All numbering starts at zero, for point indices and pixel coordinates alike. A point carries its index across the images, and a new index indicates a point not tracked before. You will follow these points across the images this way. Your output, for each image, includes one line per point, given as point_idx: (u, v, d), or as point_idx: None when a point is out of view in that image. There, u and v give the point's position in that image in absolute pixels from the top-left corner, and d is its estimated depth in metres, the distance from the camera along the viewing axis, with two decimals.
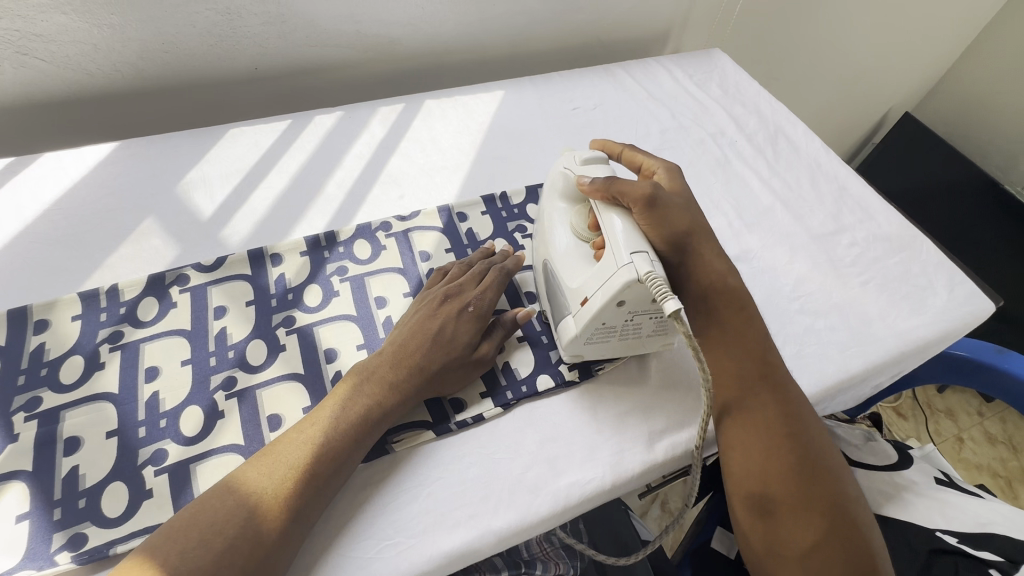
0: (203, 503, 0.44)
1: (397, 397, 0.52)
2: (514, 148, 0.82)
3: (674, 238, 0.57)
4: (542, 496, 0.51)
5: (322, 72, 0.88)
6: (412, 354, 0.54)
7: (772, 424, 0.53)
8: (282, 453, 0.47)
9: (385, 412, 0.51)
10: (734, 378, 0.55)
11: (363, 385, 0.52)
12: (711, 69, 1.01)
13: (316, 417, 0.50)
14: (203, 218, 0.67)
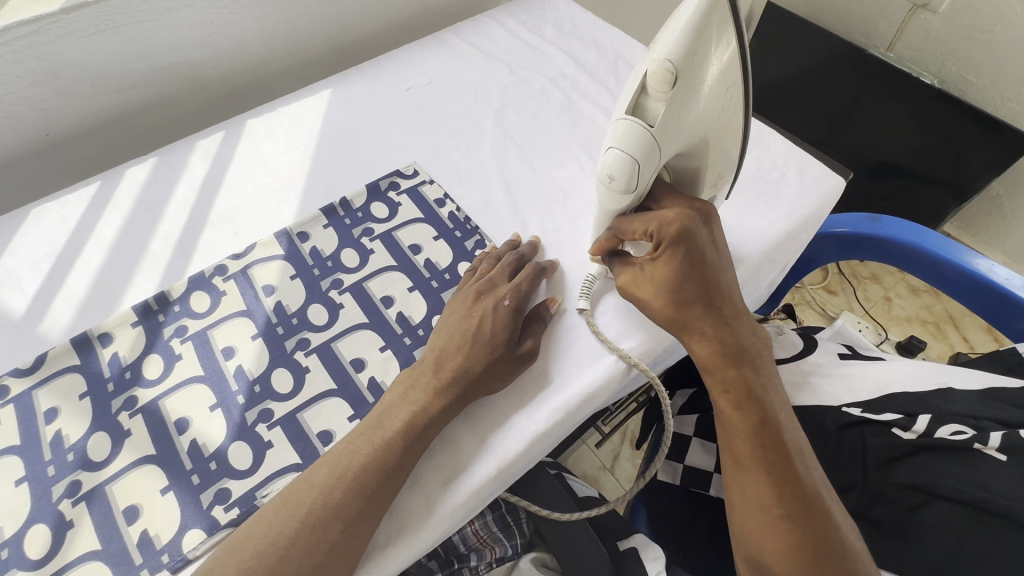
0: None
1: (404, 449, 0.49)
2: (351, 147, 0.77)
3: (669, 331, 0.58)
4: (433, 505, 0.50)
5: (128, 118, 0.81)
6: (406, 393, 0.52)
7: (760, 491, 0.51)
8: (274, 525, 0.45)
9: (388, 466, 0.48)
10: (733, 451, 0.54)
11: (358, 442, 0.50)
12: (545, 10, 0.97)
13: (295, 504, 0.46)
14: (16, 316, 0.61)
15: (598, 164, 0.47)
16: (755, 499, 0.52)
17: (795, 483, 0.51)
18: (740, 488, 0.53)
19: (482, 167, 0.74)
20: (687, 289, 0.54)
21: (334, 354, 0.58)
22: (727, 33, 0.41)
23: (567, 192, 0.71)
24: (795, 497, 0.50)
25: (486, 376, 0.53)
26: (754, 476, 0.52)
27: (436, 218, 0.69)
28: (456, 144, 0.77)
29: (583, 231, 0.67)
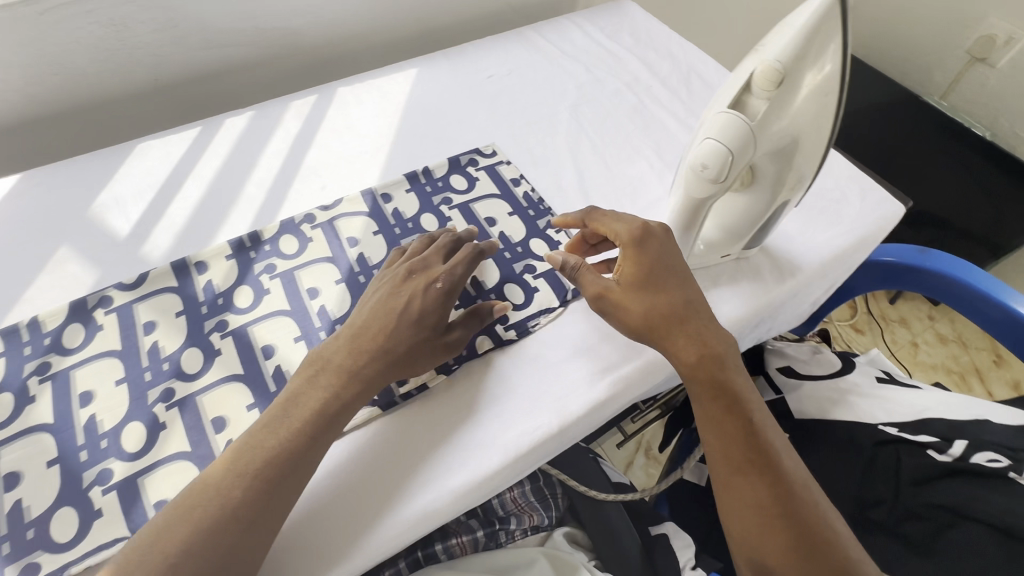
0: (173, 526, 0.43)
1: (340, 405, 0.50)
2: (433, 123, 0.82)
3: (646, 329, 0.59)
4: (494, 451, 0.52)
5: (228, 74, 0.86)
6: (334, 345, 0.53)
7: (756, 496, 0.50)
8: (240, 464, 0.46)
9: (329, 421, 0.49)
10: (727, 454, 0.52)
11: (305, 388, 0.50)
12: (623, 19, 1.01)
13: (255, 445, 0.47)
14: (120, 237, 0.66)
15: (690, 154, 0.51)
16: (751, 502, 0.50)
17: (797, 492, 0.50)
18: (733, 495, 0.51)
19: (556, 155, 0.78)
20: (649, 286, 0.55)
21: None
22: (824, 55, 0.46)
23: (635, 187, 0.75)
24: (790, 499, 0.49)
25: (650, 300, 0.54)
26: (749, 480, 0.50)
27: (511, 197, 0.73)
28: (532, 131, 0.81)
29: (650, 224, 0.71)
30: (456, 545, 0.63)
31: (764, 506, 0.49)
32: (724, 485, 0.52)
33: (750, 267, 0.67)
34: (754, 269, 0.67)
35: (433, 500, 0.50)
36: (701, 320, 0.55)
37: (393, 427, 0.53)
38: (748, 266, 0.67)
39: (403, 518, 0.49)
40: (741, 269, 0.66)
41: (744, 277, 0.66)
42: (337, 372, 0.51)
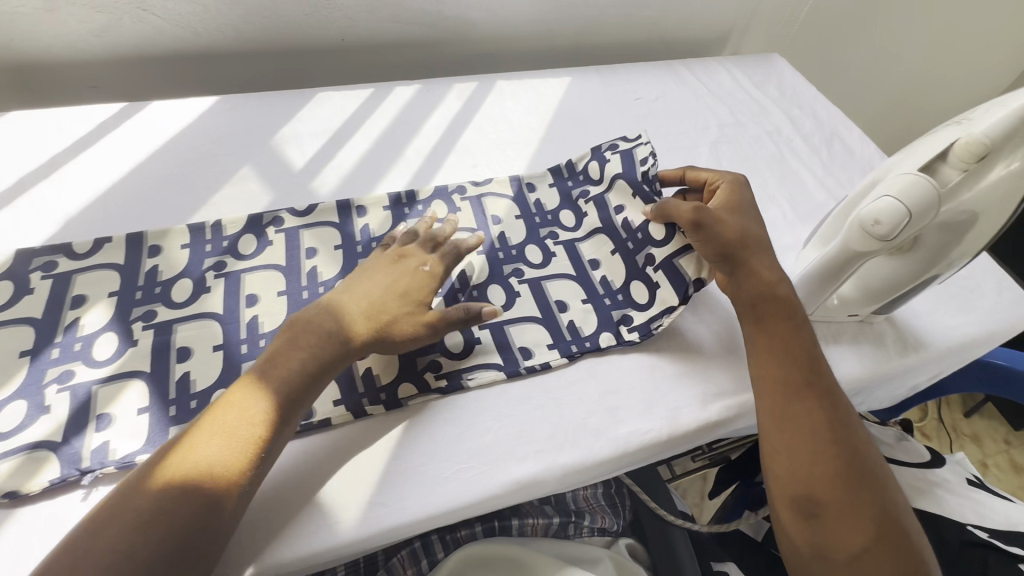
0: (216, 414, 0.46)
1: (332, 348, 0.51)
2: (580, 130, 0.86)
3: (718, 251, 0.61)
4: (604, 440, 0.54)
5: (401, 48, 0.94)
6: (403, 265, 0.58)
7: (816, 428, 0.53)
8: (264, 372, 0.49)
9: (322, 361, 0.50)
10: (784, 381, 0.55)
11: (372, 291, 0.55)
12: (770, 72, 1.04)
13: (284, 351, 0.50)
14: (295, 169, 0.73)
15: (862, 208, 0.53)
16: (810, 427, 0.53)
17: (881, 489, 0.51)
18: (793, 423, 0.53)
19: None
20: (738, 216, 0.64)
21: (542, 290, 0.65)
22: (1017, 150, 0.49)
23: (767, 231, 0.76)
24: (847, 434, 0.53)
25: (739, 224, 0.63)
26: (807, 409, 0.54)
27: None
28: (671, 158, 0.84)
29: None
30: (529, 526, 0.66)
31: (820, 438, 0.52)
32: (780, 413, 0.54)
33: (874, 335, 0.67)
34: (877, 337, 0.66)
35: (544, 473, 0.52)
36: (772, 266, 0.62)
37: (500, 386, 0.57)
38: (870, 333, 0.67)
39: (514, 482, 0.51)
40: (860, 334, 0.66)
41: (865, 343, 0.66)
42: (403, 289, 0.56)
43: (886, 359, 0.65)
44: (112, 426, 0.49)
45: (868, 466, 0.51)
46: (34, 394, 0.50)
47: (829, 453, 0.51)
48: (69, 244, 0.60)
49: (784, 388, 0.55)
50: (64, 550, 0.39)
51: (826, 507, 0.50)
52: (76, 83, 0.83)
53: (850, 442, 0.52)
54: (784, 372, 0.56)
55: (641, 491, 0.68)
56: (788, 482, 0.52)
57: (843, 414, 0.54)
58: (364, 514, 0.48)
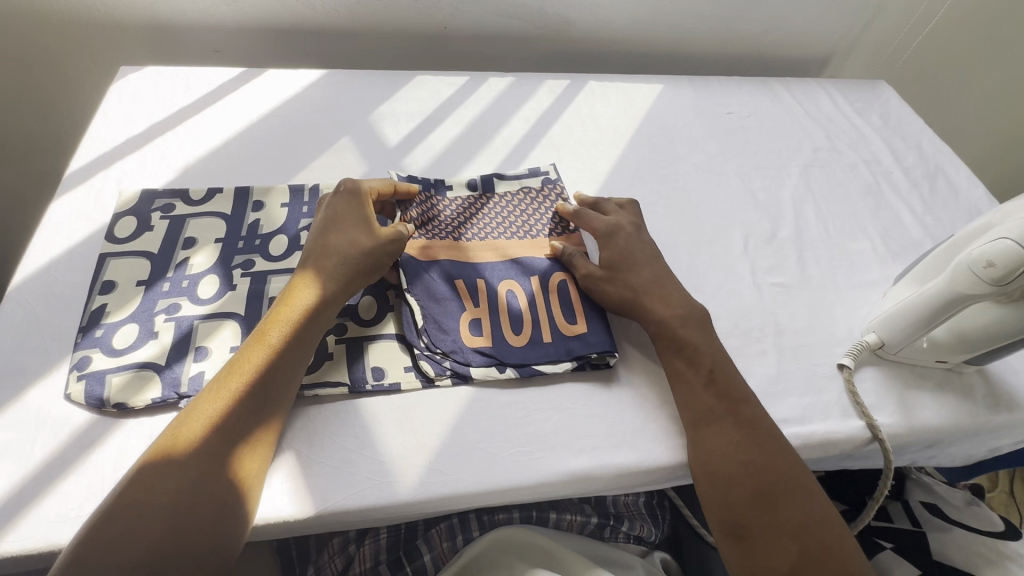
0: (235, 363, 0.49)
1: (330, 286, 0.55)
2: (667, 138, 0.85)
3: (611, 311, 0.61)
4: (661, 446, 0.54)
5: (498, 40, 0.96)
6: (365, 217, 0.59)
7: (731, 448, 0.51)
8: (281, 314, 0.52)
9: (323, 295, 0.54)
10: (697, 404, 0.54)
11: (351, 245, 0.57)
12: (874, 100, 0.99)
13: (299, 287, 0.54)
14: (388, 145, 0.76)
15: (972, 251, 0.51)
16: (726, 443, 0.51)
17: (808, 504, 0.48)
18: (710, 441, 0.52)
19: (778, 206, 0.79)
20: (627, 268, 0.62)
21: (574, 293, 0.62)
22: None
23: (853, 263, 0.73)
24: (760, 449, 0.51)
25: (632, 281, 0.61)
26: (722, 429, 0.52)
27: (726, 230, 0.74)
28: (758, 176, 0.82)
29: (862, 303, 0.69)
30: (567, 521, 0.63)
31: (732, 454, 0.50)
32: (700, 430, 0.53)
33: (962, 385, 0.62)
34: (966, 390, 0.62)
35: (599, 471, 0.52)
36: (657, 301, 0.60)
37: (564, 378, 0.57)
38: (959, 383, 0.63)
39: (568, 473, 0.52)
40: (947, 383, 0.62)
41: (951, 393, 0.62)
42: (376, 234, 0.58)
43: (972, 413, 0.60)
44: (208, 358, 0.53)
45: (782, 484, 0.49)
46: (145, 319, 0.55)
47: (745, 473, 0.49)
48: (186, 191, 0.66)
49: (699, 408, 0.54)
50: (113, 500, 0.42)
51: (752, 531, 0.48)
52: (204, 47, 0.90)
53: (767, 457, 0.50)
54: (700, 392, 0.54)
55: (686, 508, 0.66)
56: (715, 504, 0.50)
57: (757, 429, 0.52)
58: (422, 478, 0.50)
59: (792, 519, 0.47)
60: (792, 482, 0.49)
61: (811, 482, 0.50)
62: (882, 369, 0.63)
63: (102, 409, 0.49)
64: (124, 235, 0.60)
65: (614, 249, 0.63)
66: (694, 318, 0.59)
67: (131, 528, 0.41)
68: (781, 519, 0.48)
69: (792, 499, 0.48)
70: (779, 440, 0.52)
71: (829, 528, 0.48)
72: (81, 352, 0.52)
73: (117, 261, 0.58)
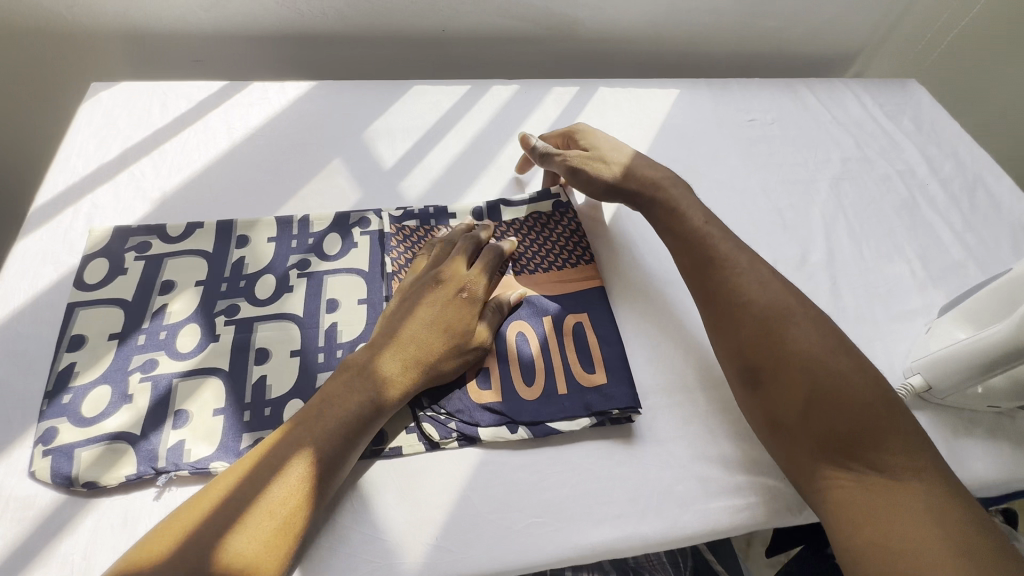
0: (264, 450, 0.44)
1: (391, 391, 0.48)
2: (685, 151, 0.79)
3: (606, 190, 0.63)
4: (690, 513, 0.49)
5: (501, 42, 0.89)
6: (442, 291, 0.53)
7: (752, 342, 0.51)
8: (324, 406, 0.47)
9: (379, 402, 0.48)
10: (695, 277, 0.57)
11: (421, 325, 0.51)
12: (905, 101, 0.92)
13: (348, 387, 0.48)
14: (384, 167, 0.70)
15: None
16: (746, 333, 0.52)
17: (854, 384, 0.47)
18: (729, 335, 0.53)
19: (807, 225, 0.73)
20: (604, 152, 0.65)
21: (590, 335, 0.57)
22: None
23: (891, 290, 0.67)
24: (787, 338, 0.50)
25: (616, 159, 0.64)
26: (741, 327, 0.52)
27: None
28: (784, 191, 0.76)
29: (903, 337, 0.63)
30: None
31: (761, 350, 0.51)
32: (717, 320, 0.54)
33: (1016, 431, 0.57)
34: (1021, 436, 0.57)
35: (623, 542, 0.47)
36: (645, 171, 0.63)
37: (582, 435, 0.52)
38: (1012, 428, 0.57)
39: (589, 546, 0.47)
40: (998, 428, 0.57)
41: (1004, 440, 0.56)
42: (450, 322, 0.52)
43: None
44: (189, 424, 0.48)
45: (783, 324, 0.51)
46: (118, 380, 0.49)
47: (787, 377, 0.49)
48: (163, 225, 0.60)
49: (710, 300, 0.55)
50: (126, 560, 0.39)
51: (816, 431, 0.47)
52: (183, 56, 0.84)
53: (797, 349, 0.49)
54: (708, 282, 0.56)
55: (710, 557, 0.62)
56: (772, 414, 0.49)
57: (770, 310, 0.52)
58: (428, 558, 0.45)
59: (798, 352, 0.49)
60: (828, 367, 0.48)
61: (821, 322, 0.51)
62: (928, 414, 0.57)
63: (71, 488, 0.44)
64: (94, 280, 0.55)
65: (588, 137, 0.66)
66: (677, 190, 0.62)
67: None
68: (788, 354, 0.49)
69: (796, 333, 0.50)
70: (798, 316, 0.51)
71: (840, 362, 0.48)
72: (47, 422, 0.47)
73: (87, 311, 0.53)
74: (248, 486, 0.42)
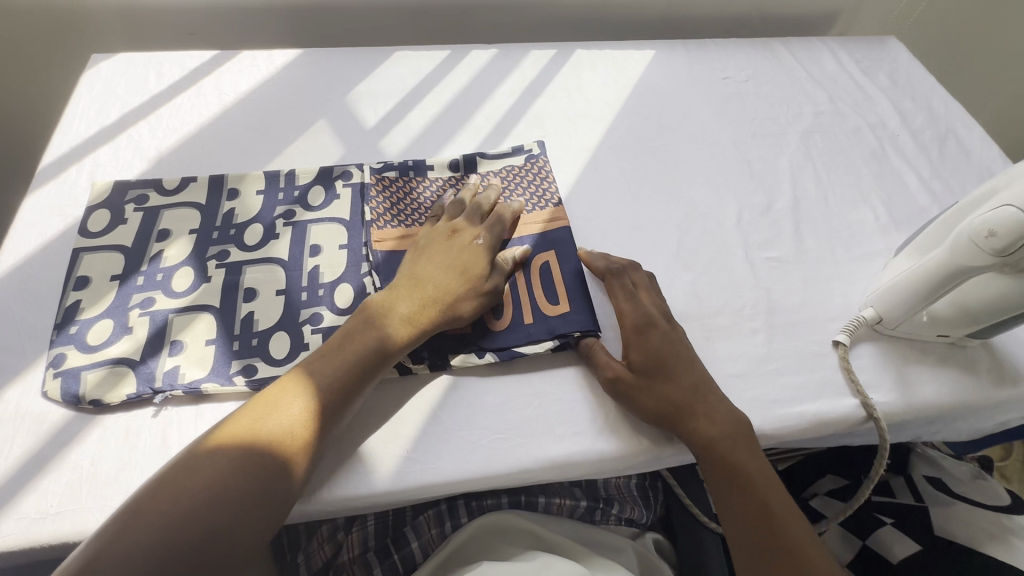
0: (293, 374, 0.48)
1: (409, 328, 0.52)
2: (658, 108, 0.81)
3: (654, 400, 0.51)
4: (644, 431, 0.53)
5: (481, 10, 0.92)
6: (458, 241, 0.57)
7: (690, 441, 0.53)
8: (347, 339, 0.50)
9: (396, 337, 0.51)
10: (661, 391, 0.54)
11: (438, 270, 0.55)
12: (882, 57, 0.93)
13: (371, 322, 0.51)
14: (366, 127, 0.74)
15: (976, 219, 0.49)
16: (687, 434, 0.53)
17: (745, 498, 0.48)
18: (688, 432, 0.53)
19: (775, 176, 0.75)
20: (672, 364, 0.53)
21: (557, 273, 0.60)
22: None
23: (853, 233, 0.70)
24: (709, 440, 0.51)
25: (682, 386, 0.52)
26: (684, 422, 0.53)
27: (719, 203, 0.71)
28: (754, 144, 0.78)
29: (861, 276, 0.66)
30: (556, 505, 0.63)
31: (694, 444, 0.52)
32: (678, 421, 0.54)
33: (964, 360, 0.60)
34: (970, 365, 0.59)
35: (580, 454, 0.51)
36: (712, 404, 0.51)
37: (544, 364, 0.56)
38: (961, 358, 0.60)
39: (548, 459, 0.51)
40: (948, 357, 0.60)
41: (953, 369, 0.59)
42: (465, 267, 0.55)
43: (973, 389, 0.58)
44: (183, 352, 0.53)
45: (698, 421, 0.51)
46: (119, 314, 0.54)
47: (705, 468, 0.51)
48: (159, 180, 0.64)
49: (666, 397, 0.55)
50: (159, 476, 0.41)
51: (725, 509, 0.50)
52: (178, 30, 0.88)
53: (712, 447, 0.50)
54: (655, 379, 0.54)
55: (676, 481, 0.65)
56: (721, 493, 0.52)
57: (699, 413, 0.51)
58: (400, 468, 0.49)
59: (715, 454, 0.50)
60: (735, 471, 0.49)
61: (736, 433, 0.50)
62: (879, 345, 0.60)
63: (79, 406, 0.50)
64: (97, 229, 0.60)
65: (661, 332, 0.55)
66: (707, 382, 0.53)
67: (164, 510, 0.38)
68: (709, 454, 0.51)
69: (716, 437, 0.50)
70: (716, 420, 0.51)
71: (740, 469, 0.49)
72: (57, 349, 0.52)
73: (90, 256, 0.58)
74: (275, 407, 0.45)
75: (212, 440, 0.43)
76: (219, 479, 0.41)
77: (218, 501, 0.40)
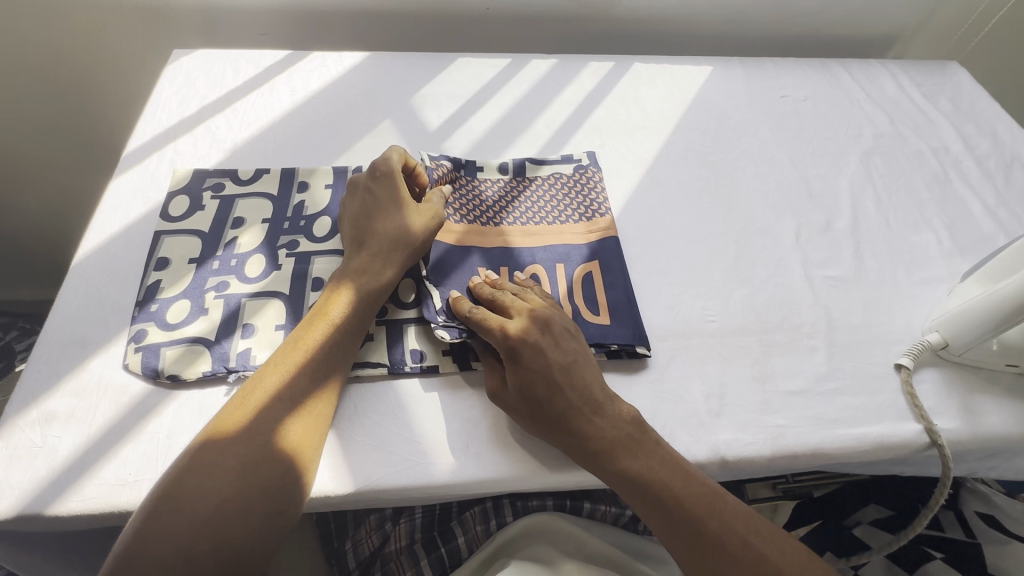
0: (260, 380, 0.49)
1: (352, 315, 0.53)
2: (716, 123, 0.82)
3: (545, 418, 0.49)
4: (701, 442, 0.53)
5: (541, 19, 0.93)
6: (381, 221, 0.58)
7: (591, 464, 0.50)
8: (312, 337, 0.51)
9: (347, 329, 0.52)
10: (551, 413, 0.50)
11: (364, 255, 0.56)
12: (944, 82, 0.92)
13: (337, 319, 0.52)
14: (430, 129, 0.76)
15: None
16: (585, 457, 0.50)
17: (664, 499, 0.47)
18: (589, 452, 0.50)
19: (834, 195, 0.75)
20: (550, 381, 0.49)
21: (599, 283, 0.61)
22: None
23: (915, 256, 0.69)
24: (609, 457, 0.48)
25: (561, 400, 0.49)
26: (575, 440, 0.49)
27: (776, 219, 0.71)
28: (812, 162, 0.78)
29: (923, 300, 0.65)
30: (601, 512, 0.62)
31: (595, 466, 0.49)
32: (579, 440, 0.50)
33: None
34: None
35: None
36: (586, 408, 0.49)
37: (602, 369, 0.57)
38: None
39: None
40: (1016, 388, 0.58)
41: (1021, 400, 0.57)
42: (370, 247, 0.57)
43: None
44: (254, 335, 0.55)
45: (594, 437, 0.48)
46: (196, 296, 0.56)
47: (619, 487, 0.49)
48: (235, 171, 0.67)
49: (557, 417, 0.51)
50: (160, 492, 0.42)
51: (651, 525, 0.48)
52: (251, 30, 0.92)
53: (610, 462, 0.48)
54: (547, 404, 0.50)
55: None
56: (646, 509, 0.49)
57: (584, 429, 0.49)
58: (459, 462, 0.50)
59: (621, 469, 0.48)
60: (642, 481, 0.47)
61: (625, 437, 0.49)
62: (943, 371, 0.59)
63: (157, 380, 0.52)
64: (177, 213, 0.63)
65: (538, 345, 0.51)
66: (585, 381, 0.50)
67: (180, 524, 0.41)
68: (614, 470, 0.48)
69: (613, 449, 0.48)
70: (595, 429, 0.49)
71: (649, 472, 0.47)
72: (138, 325, 0.54)
73: (170, 239, 0.60)
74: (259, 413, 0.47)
75: (202, 452, 0.44)
76: (224, 491, 0.43)
77: (232, 492, 0.43)
